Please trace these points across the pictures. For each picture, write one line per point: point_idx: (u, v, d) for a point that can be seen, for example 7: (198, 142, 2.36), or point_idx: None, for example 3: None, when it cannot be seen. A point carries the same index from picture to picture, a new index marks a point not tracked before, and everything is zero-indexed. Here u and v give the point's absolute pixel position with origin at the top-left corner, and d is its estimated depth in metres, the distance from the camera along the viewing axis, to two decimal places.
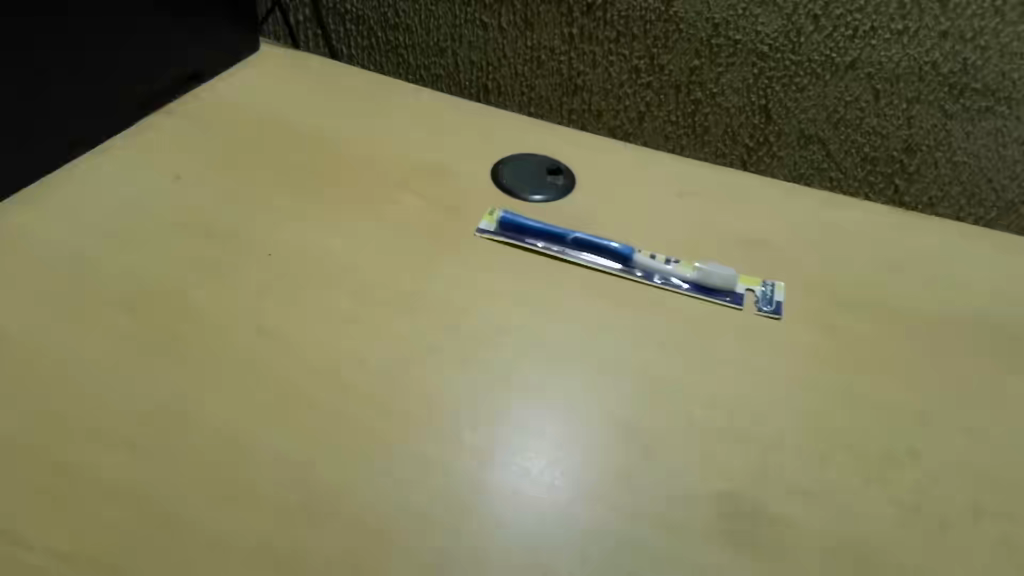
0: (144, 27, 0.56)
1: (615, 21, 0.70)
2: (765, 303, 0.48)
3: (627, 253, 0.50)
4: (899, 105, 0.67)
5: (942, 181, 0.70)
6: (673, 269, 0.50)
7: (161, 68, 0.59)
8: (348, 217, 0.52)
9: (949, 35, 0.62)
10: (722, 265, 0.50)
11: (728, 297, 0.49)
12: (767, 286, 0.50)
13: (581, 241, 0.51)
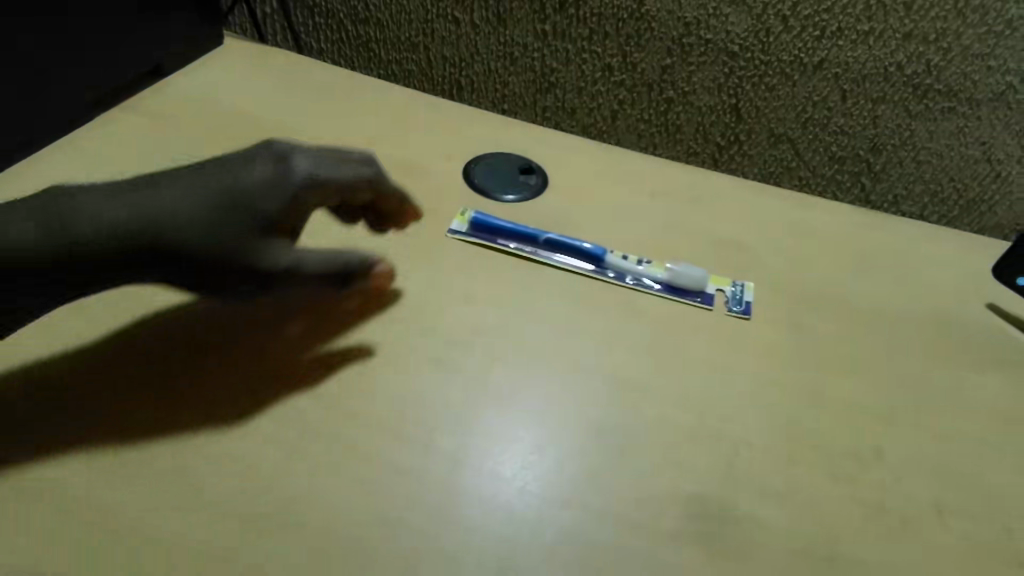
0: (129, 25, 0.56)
1: (587, 19, 0.70)
2: (735, 303, 0.49)
3: (599, 254, 0.50)
4: (866, 105, 0.68)
5: (907, 180, 0.71)
6: (644, 271, 0.50)
7: (129, 63, 0.57)
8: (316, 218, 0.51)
9: (913, 37, 0.63)
10: (692, 266, 0.50)
11: (700, 297, 0.49)
12: (737, 287, 0.50)
13: (553, 241, 0.51)
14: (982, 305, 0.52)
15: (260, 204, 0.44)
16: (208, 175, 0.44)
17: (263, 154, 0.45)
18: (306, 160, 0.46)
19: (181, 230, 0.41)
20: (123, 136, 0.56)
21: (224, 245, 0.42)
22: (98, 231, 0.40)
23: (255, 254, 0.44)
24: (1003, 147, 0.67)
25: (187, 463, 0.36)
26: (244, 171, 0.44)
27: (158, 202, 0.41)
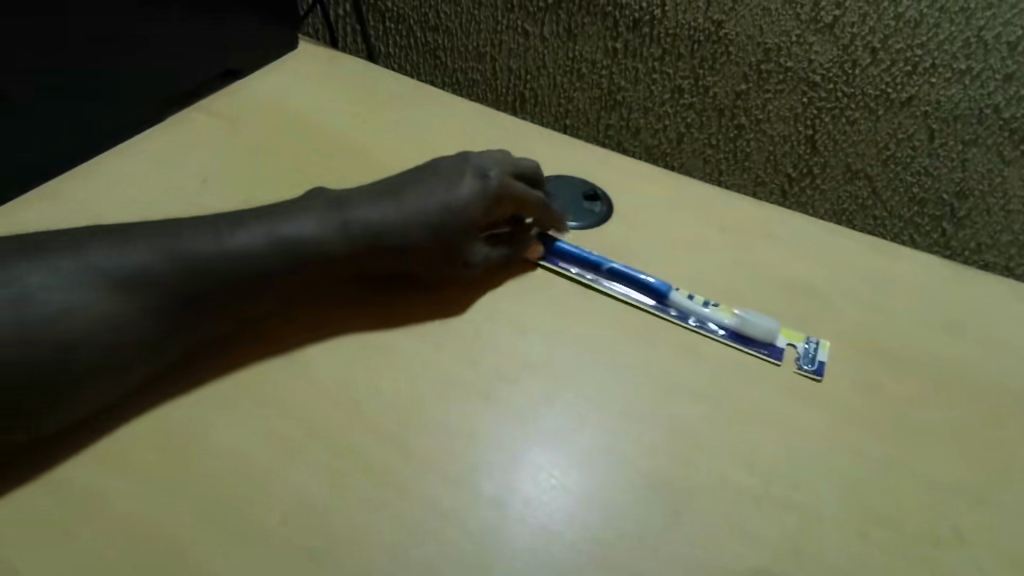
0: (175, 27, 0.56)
1: (661, 38, 0.68)
2: (808, 361, 0.45)
3: (665, 292, 0.48)
4: (955, 147, 0.63)
5: (993, 229, 0.66)
6: (710, 316, 0.47)
7: (186, 68, 0.59)
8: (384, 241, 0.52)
9: (1015, 79, 0.58)
10: (765, 317, 0.47)
11: (766, 348, 0.46)
12: (811, 344, 0.47)
13: (617, 272, 0.49)
14: None
15: (467, 212, 0.47)
16: (429, 183, 0.48)
17: (468, 165, 0.49)
18: (497, 170, 0.49)
19: (414, 236, 0.46)
20: (190, 138, 0.58)
21: (432, 246, 0.46)
22: (353, 235, 0.45)
23: (462, 253, 0.48)
24: None
25: (233, 483, 0.38)
26: (454, 183, 0.48)
27: (381, 214, 0.46)
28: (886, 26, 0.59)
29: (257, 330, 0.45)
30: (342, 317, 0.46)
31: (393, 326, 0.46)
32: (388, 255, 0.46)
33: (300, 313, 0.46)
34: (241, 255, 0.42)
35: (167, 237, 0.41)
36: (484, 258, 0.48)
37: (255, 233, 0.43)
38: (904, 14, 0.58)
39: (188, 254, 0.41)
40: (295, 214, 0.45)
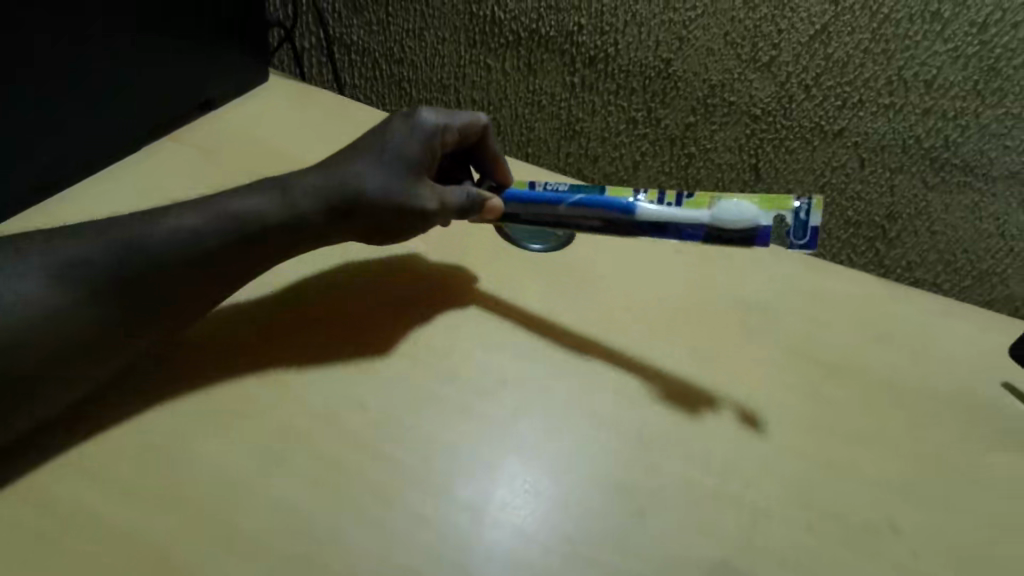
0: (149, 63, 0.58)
1: (616, 74, 0.73)
2: (803, 233, 0.44)
3: (630, 205, 0.48)
4: (883, 174, 0.69)
5: (921, 249, 0.72)
6: (683, 213, 0.46)
7: (157, 101, 0.61)
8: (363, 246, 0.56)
9: (933, 113, 0.64)
10: (739, 200, 0.45)
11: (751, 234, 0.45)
12: (803, 204, 0.44)
13: (582, 202, 0.49)
14: (1003, 382, 0.52)
15: (406, 152, 0.50)
16: (365, 142, 0.51)
17: (398, 117, 0.52)
18: (429, 114, 0.52)
19: (357, 190, 0.48)
20: (165, 168, 0.60)
21: (379, 194, 0.48)
22: (295, 201, 0.47)
23: (413, 196, 0.49)
24: (1017, 223, 0.67)
25: (216, 497, 0.39)
26: (387, 133, 0.51)
27: (319, 181, 0.48)
28: (818, 65, 0.65)
29: (238, 348, 0.47)
30: (322, 349, 0.47)
31: (373, 352, 0.47)
32: (336, 213, 0.48)
33: (279, 347, 0.47)
34: (182, 237, 0.44)
35: (113, 231, 0.42)
36: (439, 198, 0.49)
37: (205, 228, 0.45)
38: (834, 54, 0.64)
39: (129, 243, 0.42)
40: (234, 191, 0.47)
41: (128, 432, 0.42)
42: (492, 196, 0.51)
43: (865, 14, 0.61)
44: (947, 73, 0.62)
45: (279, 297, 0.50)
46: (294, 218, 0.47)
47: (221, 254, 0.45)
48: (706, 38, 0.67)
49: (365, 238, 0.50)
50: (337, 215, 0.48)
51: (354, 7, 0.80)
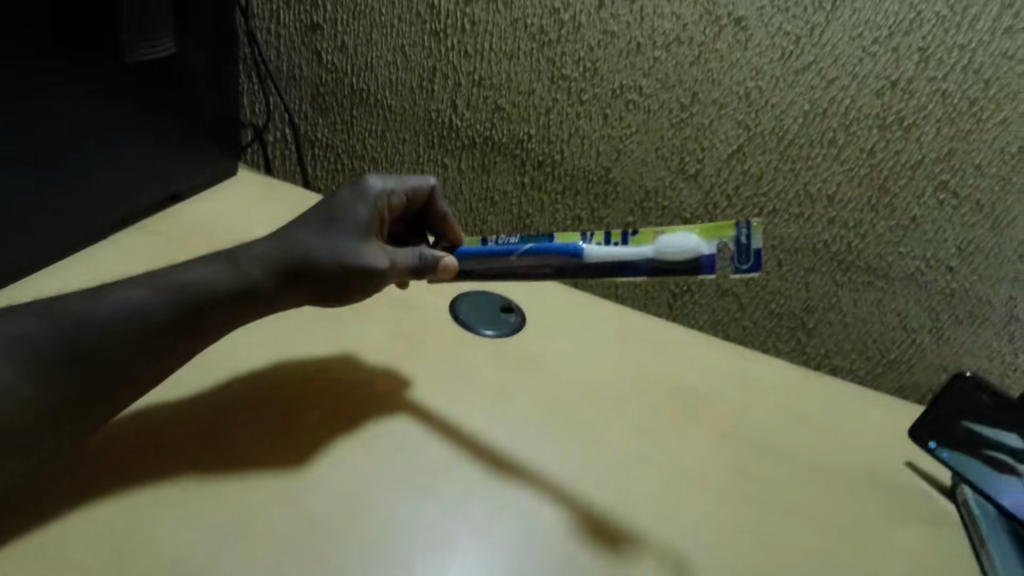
0: (124, 154, 0.62)
1: (562, 177, 0.79)
2: (744, 257, 0.49)
3: (578, 248, 0.52)
4: (798, 272, 0.76)
5: (836, 338, 0.77)
6: (631, 249, 0.51)
7: (128, 190, 0.64)
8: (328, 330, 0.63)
9: (837, 222, 0.71)
10: (683, 231, 0.50)
11: (694, 263, 0.49)
12: (743, 230, 0.49)
13: (532, 251, 0.54)
14: (906, 461, 0.61)
15: (351, 220, 0.56)
16: (317, 213, 0.56)
17: (347, 190, 0.59)
18: (374, 180, 0.60)
19: (309, 254, 0.53)
20: (133, 254, 0.63)
21: (328, 259, 0.53)
22: (246, 269, 0.52)
23: (360, 258, 0.54)
24: (917, 317, 0.73)
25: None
26: (333, 204, 0.57)
27: (267, 250, 0.53)
28: (736, 179, 0.72)
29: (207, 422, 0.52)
30: (280, 437, 0.52)
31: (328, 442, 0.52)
32: (290, 276, 0.53)
33: (240, 437, 0.51)
34: (128, 307, 0.46)
35: (57, 307, 0.45)
36: (391, 258, 0.55)
37: (153, 301, 0.48)
38: (750, 169, 0.71)
39: (76, 317, 0.44)
40: (183, 265, 0.51)
41: (94, 515, 0.44)
42: (445, 255, 0.55)
43: (774, 138, 0.69)
44: (845, 192, 0.69)
45: (239, 392, 0.55)
46: (245, 286, 0.51)
47: (173, 325, 0.48)
48: (639, 150, 0.75)
49: (318, 300, 0.55)
50: (290, 278, 0.53)
51: (321, 108, 0.86)
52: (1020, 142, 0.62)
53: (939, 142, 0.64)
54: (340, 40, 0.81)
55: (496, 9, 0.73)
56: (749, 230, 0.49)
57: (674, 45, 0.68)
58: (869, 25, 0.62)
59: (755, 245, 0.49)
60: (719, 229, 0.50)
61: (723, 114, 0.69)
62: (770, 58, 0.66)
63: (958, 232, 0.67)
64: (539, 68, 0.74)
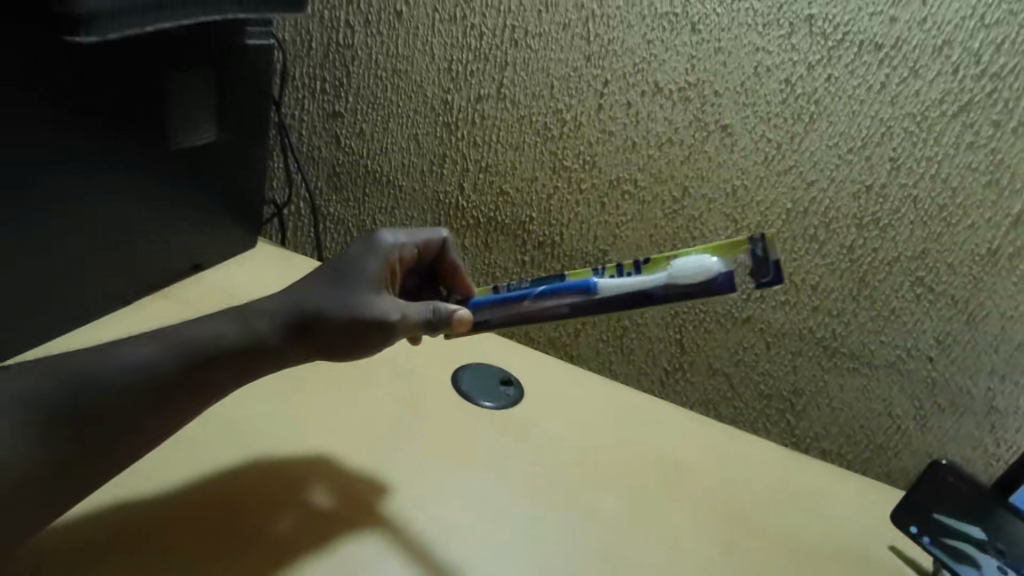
0: (160, 227, 0.67)
1: (560, 258, 0.84)
2: (764, 272, 0.48)
3: (590, 282, 0.54)
4: (786, 356, 0.79)
5: (824, 422, 0.79)
6: (642, 278, 0.52)
7: (160, 259, 0.69)
8: (333, 401, 0.68)
9: (820, 310, 0.75)
10: (694, 253, 0.50)
11: (708, 284, 0.49)
12: (758, 243, 0.48)
13: (545, 293, 0.56)
14: (890, 545, 0.68)
15: (364, 273, 0.58)
16: (328, 268, 0.58)
17: (359, 243, 0.61)
18: (386, 234, 0.63)
19: (319, 308, 0.54)
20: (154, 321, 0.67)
21: (341, 312, 0.54)
22: (255, 326, 0.52)
23: (374, 311, 0.55)
24: (900, 404, 0.75)
25: None
26: (345, 256, 0.59)
27: (277, 306, 0.54)
28: None
29: (232, 502, 0.55)
30: (252, 541, 0.52)
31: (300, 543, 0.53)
32: (299, 329, 0.54)
33: (209, 546, 0.51)
34: (135, 363, 0.47)
35: (72, 363, 0.46)
36: (401, 312, 0.56)
37: (166, 355, 0.48)
38: None
39: (91, 373, 0.45)
40: (188, 322, 0.51)
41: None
42: (458, 309, 0.58)
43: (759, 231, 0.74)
44: (827, 284, 0.74)
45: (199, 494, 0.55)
46: (253, 341, 0.52)
47: (183, 377, 0.48)
48: (634, 236, 0.79)
49: (327, 355, 0.55)
50: (300, 331, 0.53)
51: (336, 186, 0.92)
52: (986, 244, 0.67)
53: (912, 243, 0.69)
54: (359, 126, 0.87)
55: (504, 106, 0.79)
56: (762, 244, 0.48)
57: (666, 145, 0.74)
58: (843, 136, 0.67)
59: (770, 258, 0.48)
60: (734, 245, 0.49)
61: (712, 207, 0.75)
62: (754, 162, 0.71)
63: (935, 325, 0.71)
64: (541, 159, 0.80)
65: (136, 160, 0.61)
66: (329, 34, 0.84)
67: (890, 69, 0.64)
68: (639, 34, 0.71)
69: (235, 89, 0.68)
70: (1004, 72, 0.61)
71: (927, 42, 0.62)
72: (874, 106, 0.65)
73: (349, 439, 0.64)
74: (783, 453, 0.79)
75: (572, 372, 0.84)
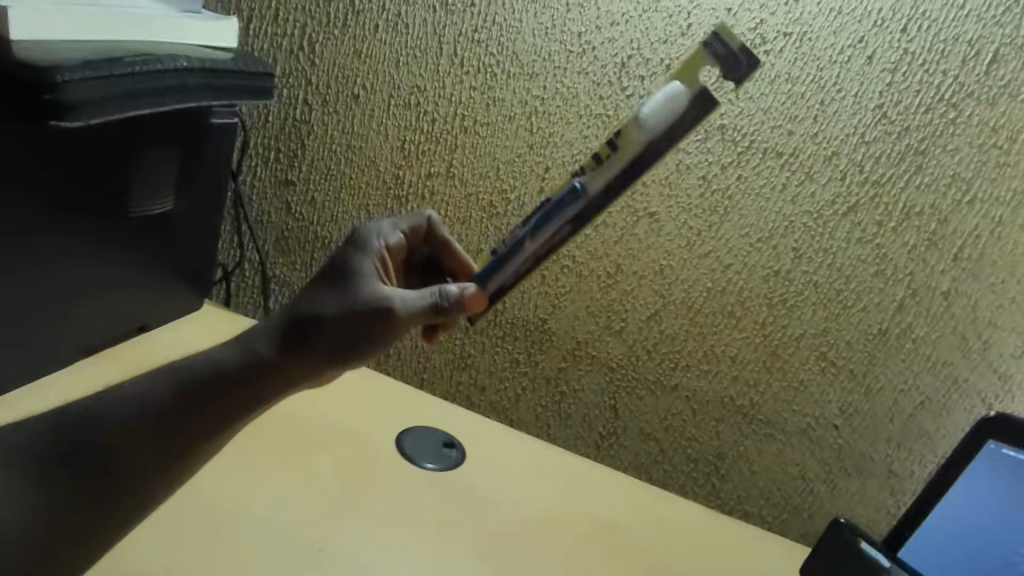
0: (109, 292, 0.69)
1: (503, 323, 0.88)
2: (729, 61, 0.52)
3: (574, 184, 0.56)
4: (710, 422, 0.84)
5: (744, 486, 0.85)
6: (622, 149, 0.53)
7: (108, 321, 0.71)
8: (279, 466, 0.69)
9: (738, 380, 0.82)
10: (659, 89, 0.52)
11: (682, 102, 0.51)
12: (711, 38, 0.52)
13: (539, 222, 0.58)
14: None
15: (356, 273, 0.61)
16: (328, 269, 0.62)
17: (348, 248, 0.64)
18: (371, 232, 0.66)
19: (318, 312, 0.58)
20: (91, 383, 0.68)
21: (344, 316, 0.57)
22: (258, 348, 0.58)
23: (375, 306, 0.57)
24: (812, 469, 0.82)
25: None
26: (338, 262, 0.63)
27: (275, 326, 0.59)
28: (654, 337, 0.83)
29: None
30: None
31: None
32: (302, 338, 0.58)
33: None
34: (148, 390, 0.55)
35: (103, 399, 0.55)
36: (403, 300, 0.58)
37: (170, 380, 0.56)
38: (666, 330, 0.82)
39: (118, 403, 0.55)
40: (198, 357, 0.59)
41: None
42: (464, 288, 0.59)
43: (683, 307, 0.81)
44: (744, 356, 0.81)
45: None
46: (248, 359, 0.57)
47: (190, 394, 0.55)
48: (571, 307, 0.85)
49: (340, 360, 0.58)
50: (298, 335, 0.58)
51: (283, 249, 0.94)
52: (877, 325, 0.76)
53: (814, 322, 0.77)
54: (311, 195, 0.91)
55: (452, 184, 0.85)
56: (717, 39, 0.51)
57: (601, 226, 0.81)
58: (752, 227, 0.76)
59: (731, 48, 0.51)
60: (694, 63, 0.52)
61: (641, 283, 0.82)
62: (677, 245, 0.79)
63: (838, 396, 0.79)
64: (487, 234, 0.85)
65: (89, 229, 0.64)
66: (288, 110, 0.89)
67: (790, 173, 0.73)
68: (576, 131, 0.79)
69: (201, 165, 0.72)
70: (883, 181, 0.71)
71: (819, 153, 0.72)
72: (778, 203, 0.75)
73: (291, 506, 0.65)
74: (707, 514, 0.84)
75: (514, 435, 0.87)
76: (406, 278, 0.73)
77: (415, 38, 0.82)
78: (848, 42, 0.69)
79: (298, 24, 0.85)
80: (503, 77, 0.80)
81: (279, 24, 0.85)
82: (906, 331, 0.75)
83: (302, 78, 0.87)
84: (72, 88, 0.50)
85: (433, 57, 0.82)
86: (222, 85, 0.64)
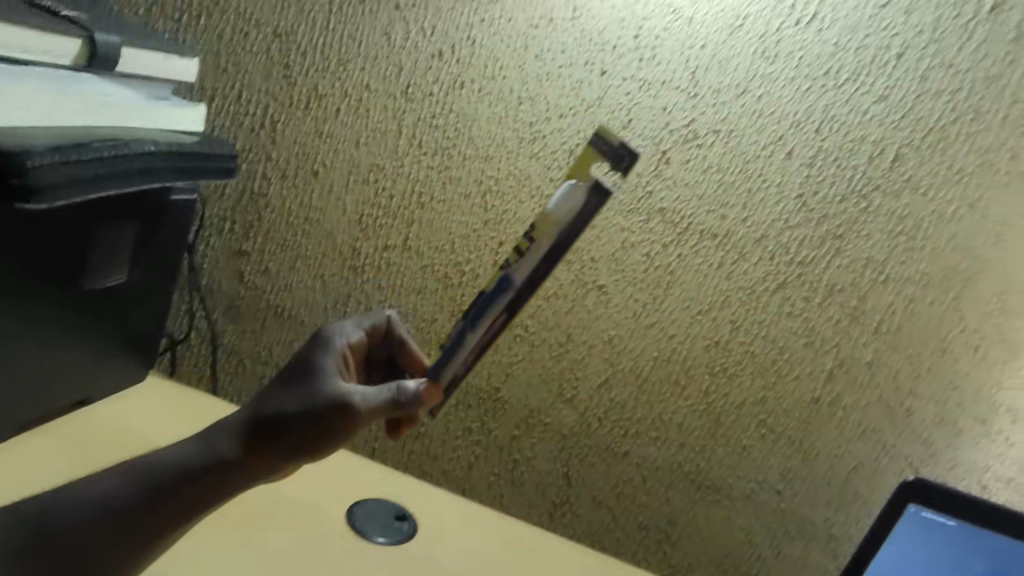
0: (54, 366, 0.67)
1: (457, 392, 0.89)
2: (615, 156, 0.54)
3: (502, 278, 0.56)
4: (659, 488, 0.86)
5: (694, 552, 0.86)
6: (536, 242, 0.55)
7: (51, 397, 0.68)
8: (223, 543, 0.66)
9: (686, 446, 0.85)
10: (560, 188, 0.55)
11: (588, 193, 0.53)
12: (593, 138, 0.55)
13: (475, 317, 0.58)
14: None
15: (317, 370, 0.62)
16: (291, 367, 0.64)
17: (310, 346, 0.66)
18: (332, 330, 0.68)
19: (279, 410, 0.60)
20: (27, 461, 0.65)
21: (305, 413, 0.59)
22: (221, 447, 0.59)
23: (335, 402, 0.59)
24: (758, 533, 0.84)
25: None
26: (299, 360, 0.64)
27: (239, 423, 0.61)
28: (605, 404, 0.85)
29: None
30: None
31: None
32: (265, 437, 0.59)
33: None
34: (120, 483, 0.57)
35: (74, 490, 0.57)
36: (363, 394, 0.59)
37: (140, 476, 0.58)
38: (615, 399, 0.85)
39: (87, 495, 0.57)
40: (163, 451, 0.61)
41: None
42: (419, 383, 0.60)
43: (631, 376, 0.84)
44: (690, 424, 0.84)
45: None
46: (212, 458, 0.59)
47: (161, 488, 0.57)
48: (524, 376, 0.87)
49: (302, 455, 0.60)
50: (261, 434, 0.59)
51: (234, 317, 0.93)
52: (811, 395, 0.80)
53: (754, 391, 0.82)
54: (266, 265, 0.91)
55: (409, 257, 0.87)
56: (597, 139, 0.55)
57: (551, 299, 0.84)
58: (693, 300, 0.81)
59: (610, 144, 0.54)
60: (584, 162, 0.56)
61: (591, 352, 0.85)
62: (625, 316, 0.83)
63: (778, 461, 0.82)
64: (441, 304, 0.87)
65: (40, 305, 0.63)
66: (246, 183, 0.90)
67: (725, 253, 0.79)
68: (528, 209, 0.83)
69: (158, 238, 0.72)
70: (808, 261, 0.78)
71: (750, 235, 0.78)
72: (715, 279, 0.80)
73: None
74: None
75: (468, 505, 0.86)
76: (370, 374, 0.74)
77: (375, 120, 0.86)
78: (770, 139, 0.77)
79: (260, 103, 0.88)
80: (458, 158, 0.84)
81: (241, 103, 0.88)
82: (837, 400, 0.80)
83: (261, 153, 0.89)
84: (41, 172, 0.50)
85: (392, 137, 0.85)
86: (187, 165, 0.66)
